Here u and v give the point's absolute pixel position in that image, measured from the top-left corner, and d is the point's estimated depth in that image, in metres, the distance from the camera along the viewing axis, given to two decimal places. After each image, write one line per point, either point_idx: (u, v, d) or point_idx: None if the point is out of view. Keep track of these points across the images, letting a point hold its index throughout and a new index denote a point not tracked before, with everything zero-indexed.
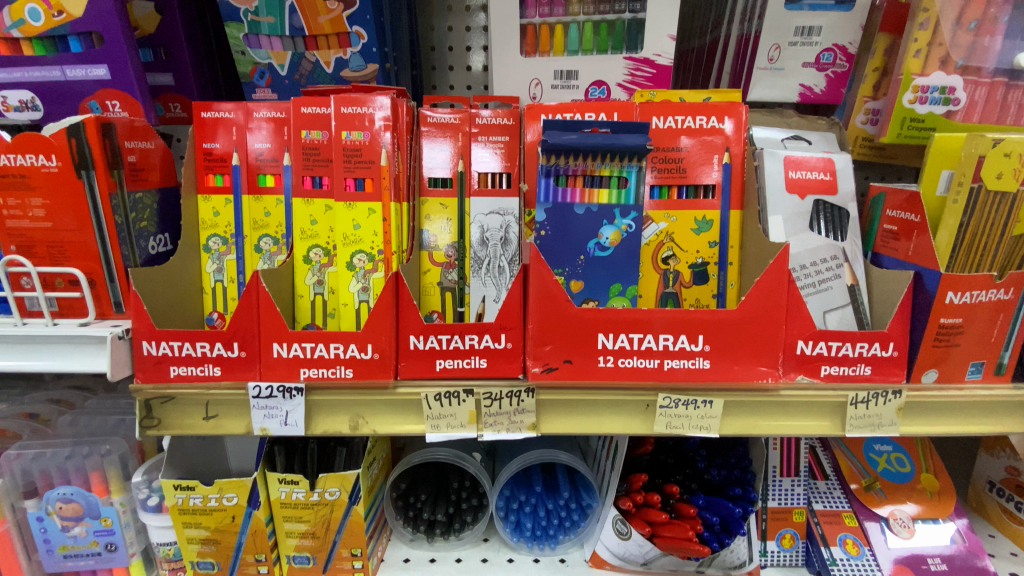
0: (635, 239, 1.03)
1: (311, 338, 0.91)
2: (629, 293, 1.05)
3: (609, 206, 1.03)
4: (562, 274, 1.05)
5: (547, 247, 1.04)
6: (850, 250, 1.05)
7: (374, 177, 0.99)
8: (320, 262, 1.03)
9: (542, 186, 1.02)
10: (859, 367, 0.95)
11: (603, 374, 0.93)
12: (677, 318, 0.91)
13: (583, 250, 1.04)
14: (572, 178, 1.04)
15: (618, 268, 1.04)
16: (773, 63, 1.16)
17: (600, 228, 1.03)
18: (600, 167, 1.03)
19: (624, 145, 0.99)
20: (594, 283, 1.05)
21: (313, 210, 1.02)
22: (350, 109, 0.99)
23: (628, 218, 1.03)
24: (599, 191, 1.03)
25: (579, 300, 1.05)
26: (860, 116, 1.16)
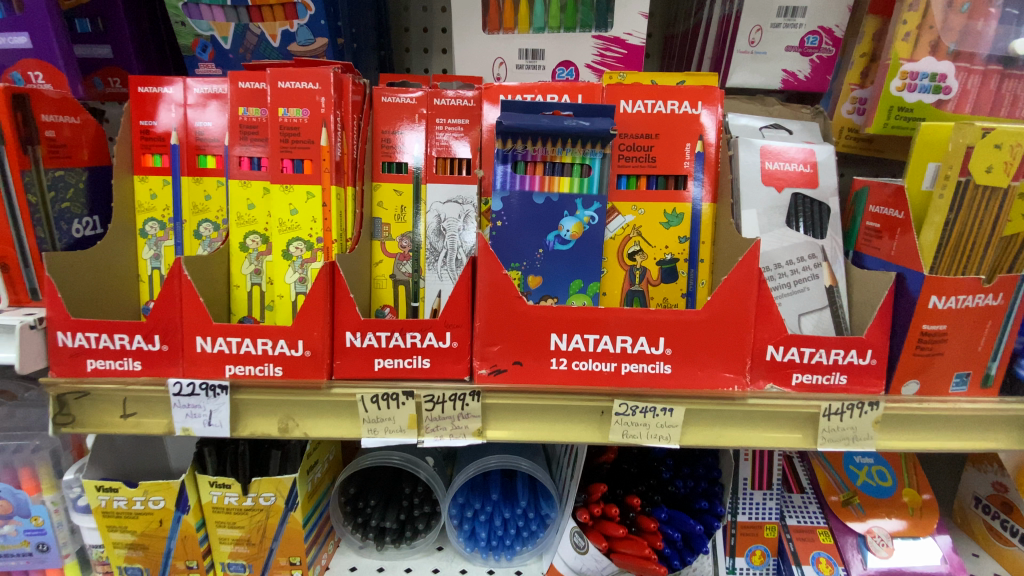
0: (598, 232, 0.96)
1: (238, 332, 0.84)
2: (591, 291, 0.97)
3: (570, 196, 0.95)
4: (518, 269, 0.97)
5: (501, 241, 0.96)
6: (830, 249, 0.97)
7: (313, 158, 0.90)
8: (257, 250, 0.96)
9: (497, 173, 0.95)
10: (834, 375, 0.88)
11: (556, 378, 0.86)
12: (635, 317, 0.84)
13: (542, 244, 0.96)
14: (531, 164, 0.96)
15: (579, 263, 0.97)
16: (754, 47, 1.07)
17: (561, 219, 0.96)
18: (561, 153, 0.95)
19: (587, 129, 0.91)
20: (554, 280, 0.97)
21: (250, 194, 0.95)
22: (288, 84, 0.90)
23: (591, 210, 0.95)
24: (560, 179, 0.95)
25: (536, 297, 0.97)
26: (846, 105, 1.07)
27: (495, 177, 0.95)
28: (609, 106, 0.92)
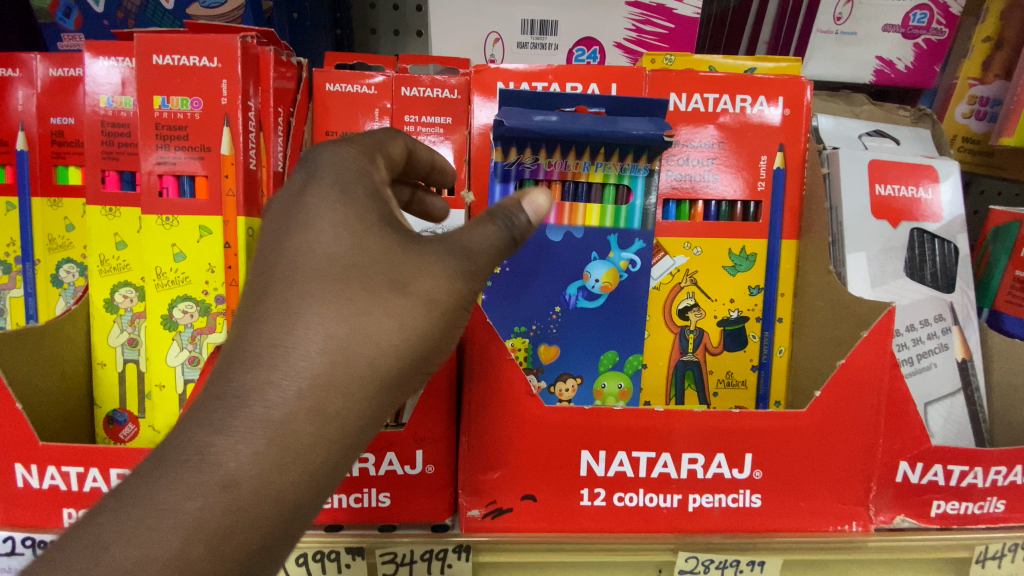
0: (640, 284, 0.66)
1: (79, 459, 0.53)
2: (630, 366, 0.67)
3: (601, 232, 0.66)
4: (525, 335, 0.66)
5: (500, 295, 0.66)
6: (961, 308, 0.69)
7: (209, 174, 0.58)
8: (132, 310, 0.64)
9: (496, 198, 0.65)
10: (988, 502, 0.61)
11: (587, 519, 0.57)
12: (707, 426, 0.55)
13: (559, 299, 0.66)
14: (545, 183, 0.65)
15: (611, 326, 0.66)
16: (841, 25, 0.80)
17: (586, 265, 0.66)
18: (588, 170, 0.65)
19: (630, 138, 0.60)
20: (575, 352, 0.67)
21: (120, 227, 0.63)
22: (167, 59, 0.58)
23: (629, 252, 0.66)
24: (586, 207, 0.66)
25: (551, 377, 0.67)
26: (961, 106, 0.81)
27: (492, 202, 0.65)
28: (657, 101, 0.62)
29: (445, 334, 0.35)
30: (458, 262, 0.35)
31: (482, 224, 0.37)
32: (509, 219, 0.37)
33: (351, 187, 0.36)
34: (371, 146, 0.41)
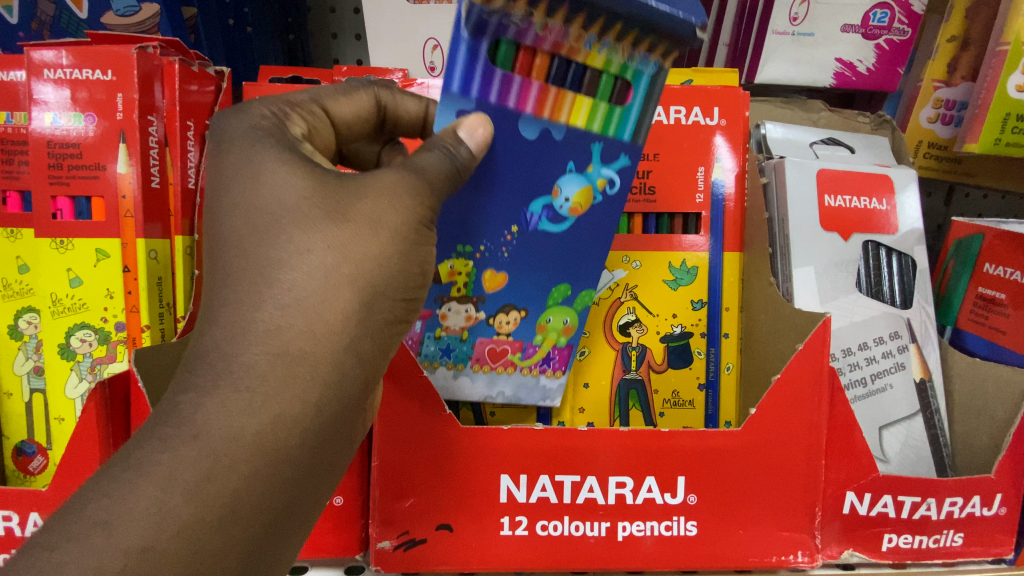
0: (613, 208, 0.51)
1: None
2: (581, 302, 0.55)
3: (583, 137, 0.47)
4: (470, 257, 0.52)
5: (448, 206, 0.49)
6: (919, 325, 0.65)
7: (105, 195, 0.56)
8: (38, 336, 0.60)
9: (456, 56, 0.43)
10: (946, 535, 0.57)
11: (507, 551, 0.52)
12: (632, 448, 0.51)
13: (517, 219, 0.50)
14: (527, 52, 0.43)
15: (567, 262, 0.53)
16: (797, 26, 0.75)
17: (558, 177, 0.49)
18: (586, 45, 0.43)
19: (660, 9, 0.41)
20: (522, 281, 0.53)
21: (22, 250, 0.60)
22: (59, 74, 0.55)
23: (611, 169, 0.49)
24: (571, 101, 0.45)
25: (492, 308, 0.54)
26: (927, 110, 0.76)
27: (450, 63, 0.43)
28: None
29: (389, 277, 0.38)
30: (397, 184, 0.39)
31: (420, 154, 0.42)
32: (449, 148, 0.42)
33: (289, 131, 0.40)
34: (292, 103, 0.45)
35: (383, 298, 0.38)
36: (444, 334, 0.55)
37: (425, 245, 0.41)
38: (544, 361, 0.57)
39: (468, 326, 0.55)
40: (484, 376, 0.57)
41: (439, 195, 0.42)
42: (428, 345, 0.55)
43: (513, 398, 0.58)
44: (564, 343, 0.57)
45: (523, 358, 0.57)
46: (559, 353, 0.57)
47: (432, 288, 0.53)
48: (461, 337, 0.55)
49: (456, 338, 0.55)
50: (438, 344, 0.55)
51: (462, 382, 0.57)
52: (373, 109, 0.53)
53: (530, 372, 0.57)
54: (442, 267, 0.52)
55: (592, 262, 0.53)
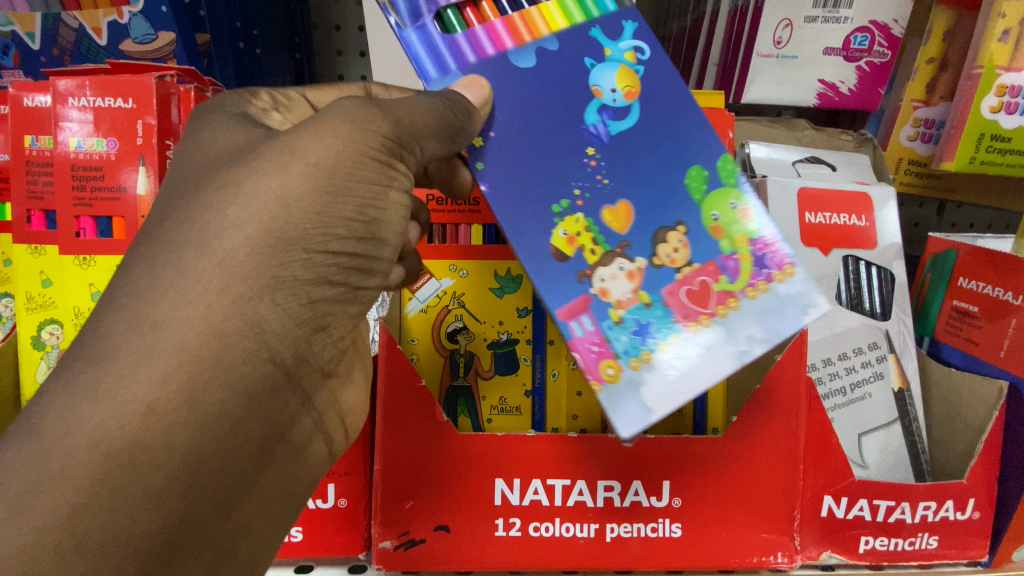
0: (658, 70, 0.53)
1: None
2: (717, 170, 0.51)
3: (576, 33, 0.52)
4: (574, 210, 0.49)
5: (502, 179, 0.49)
6: (897, 336, 0.68)
7: (125, 215, 0.59)
8: (58, 347, 0.64)
9: (415, 44, 0.50)
10: (921, 538, 0.59)
11: (502, 551, 0.55)
12: (621, 454, 0.54)
13: (587, 141, 0.50)
14: (470, 9, 0.53)
15: (665, 140, 0.51)
16: (781, 49, 0.78)
17: (590, 79, 0.51)
18: None
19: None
20: (646, 188, 0.50)
21: (44, 265, 0.63)
22: (84, 102, 0.59)
23: (627, 41, 0.53)
24: (537, 14, 0.52)
25: (642, 246, 0.49)
26: (906, 129, 0.80)
27: (416, 55, 0.50)
28: None
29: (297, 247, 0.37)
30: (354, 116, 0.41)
31: (411, 99, 0.45)
32: (442, 94, 0.45)
33: (255, 126, 0.44)
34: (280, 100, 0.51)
35: (289, 284, 0.37)
36: (623, 313, 0.48)
37: (371, 187, 0.41)
38: (755, 269, 0.49)
39: (637, 283, 0.49)
40: (704, 336, 0.47)
41: (417, 131, 0.44)
42: (616, 339, 0.47)
43: (771, 335, 0.47)
44: (756, 232, 0.50)
45: (731, 280, 0.49)
46: (763, 243, 0.50)
47: (570, 281, 0.48)
48: (644, 303, 0.48)
49: (640, 306, 0.48)
50: (627, 328, 0.47)
51: (690, 355, 0.46)
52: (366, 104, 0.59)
53: (755, 291, 0.48)
54: (554, 242, 0.48)
55: (684, 122, 0.52)
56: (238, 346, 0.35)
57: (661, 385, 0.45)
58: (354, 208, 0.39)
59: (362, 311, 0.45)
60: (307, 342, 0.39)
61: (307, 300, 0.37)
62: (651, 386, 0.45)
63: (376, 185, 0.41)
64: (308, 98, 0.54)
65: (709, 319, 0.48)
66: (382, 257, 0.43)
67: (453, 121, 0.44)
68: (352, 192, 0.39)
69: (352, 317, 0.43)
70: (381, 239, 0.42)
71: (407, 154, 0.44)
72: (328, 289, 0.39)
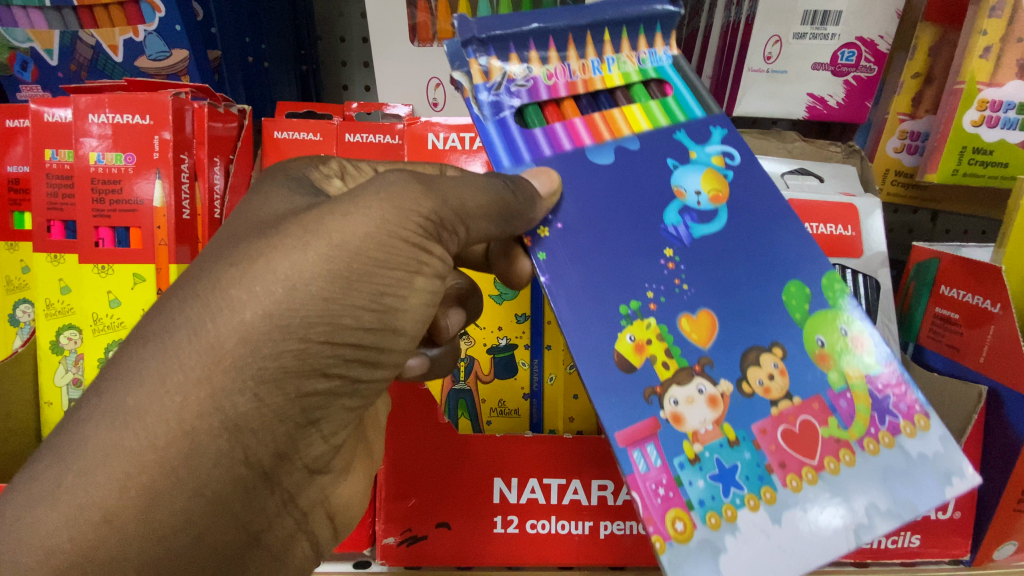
0: (748, 174, 0.52)
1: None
2: (822, 290, 0.48)
3: (659, 135, 0.52)
4: (646, 315, 0.46)
5: (564, 272, 0.46)
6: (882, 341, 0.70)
7: (142, 225, 0.63)
8: (76, 351, 0.66)
9: (491, 136, 0.50)
10: (903, 536, 0.62)
11: (501, 547, 0.58)
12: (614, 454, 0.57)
13: (666, 240, 0.48)
14: (551, 108, 0.52)
15: (759, 252, 0.49)
16: (771, 64, 0.81)
17: (674, 178, 0.50)
18: (600, 75, 0.54)
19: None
20: (733, 306, 0.47)
21: (63, 273, 0.66)
22: (103, 118, 0.62)
23: (715, 144, 0.53)
24: (622, 115, 0.53)
25: (728, 371, 0.45)
26: (893, 141, 0.83)
27: (492, 148, 0.50)
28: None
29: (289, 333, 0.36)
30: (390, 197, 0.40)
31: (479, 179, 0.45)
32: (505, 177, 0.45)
33: (303, 190, 0.45)
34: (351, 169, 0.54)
35: (276, 372, 0.36)
36: (699, 449, 0.43)
37: (383, 275, 0.39)
38: (872, 417, 0.45)
39: (721, 413, 0.44)
40: (803, 492, 0.42)
41: (474, 212, 0.44)
42: (689, 482, 0.42)
43: (891, 495, 0.43)
44: (875, 370, 0.46)
45: (845, 427, 0.45)
46: (885, 385, 0.46)
47: (637, 401, 0.44)
48: (728, 439, 0.44)
49: (722, 442, 0.44)
50: (703, 472, 0.43)
51: (787, 521, 0.41)
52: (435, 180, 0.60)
53: (873, 445, 0.44)
54: (621, 347, 0.45)
55: (780, 232, 0.50)
56: (210, 442, 0.34)
57: (745, 547, 0.41)
58: (370, 295, 0.38)
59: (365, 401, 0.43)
60: (292, 438, 0.38)
61: (297, 396, 0.37)
62: (732, 553, 0.40)
63: (403, 271, 0.39)
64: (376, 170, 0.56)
65: (813, 475, 0.43)
66: (394, 348, 0.42)
67: (512, 206, 0.43)
68: (371, 277, 0.38)
69: (350, 409, 0.42)
70: (395, 329, 0.41)
71: (446, 234, 0.43)
72: (323, 382, 0.38)
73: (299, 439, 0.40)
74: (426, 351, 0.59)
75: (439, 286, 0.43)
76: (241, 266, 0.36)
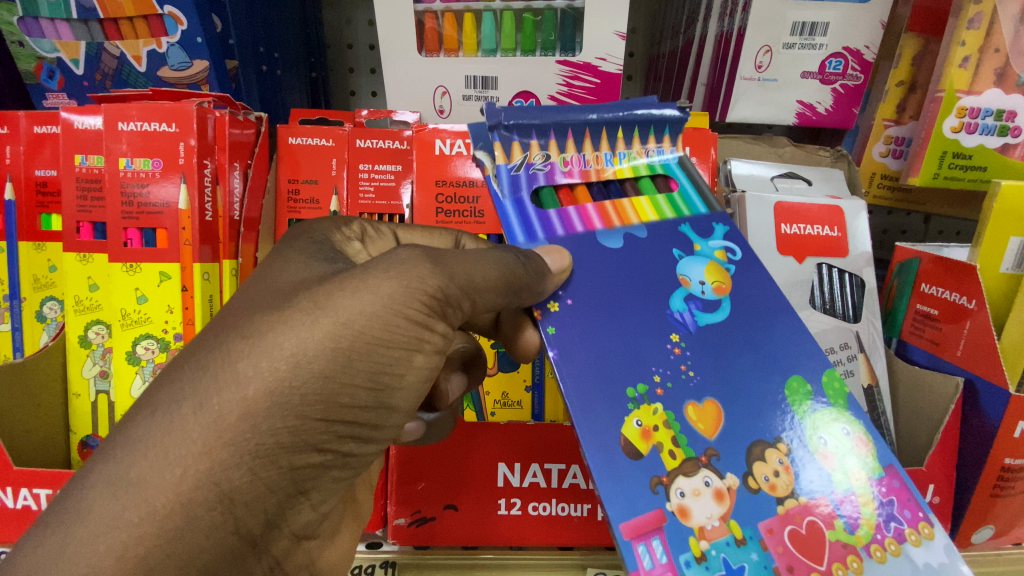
0: (748, 273, 0.55)
1: (7, 480, 0.60)
2: (826, 389, 0.50)
3: (664, 230, 0.56)
4: (653, 399, 0.47)
5: (574, 352, 0.47)
6: (867, 336, 0.74)
7: (168, 227, 0.67)
8: (103, 345, 0.70)
9: (508, 212, 0.54)
10: None
11: (505, 528, 0.62)
12: None
13: (673, 326, 0.50)
14: (565, 193, 0.58)
15: (759, 343, 0.51)
16: (762, 73, 0.85)
17: (680, 268, 0.53)
18: (610, 167, 0.59)
19: (653, 102, 0.61)
20: (738, 399, 0.48)
21: (92, 271, 0.70)
22: (132, 125, 0.66)
23: (717, 241, 0.56)
24: (630, 203, 0.57)
25: (734, 464, 0.45)
26: (878, 146, 0.87)
27: (508, 224, 0.54)
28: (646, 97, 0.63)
29: (271, 409, 0.36)
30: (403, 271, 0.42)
31: (496, 251, 0.48)
32: (521, 252, 0.47)
33: (322, 256, 0.47)
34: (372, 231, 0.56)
35: (257, 442, 0.36)
36: (706, 546, 0.42)
37: (375, 351, 0.39)
38: (878, 521, 0.44)
39: (728, 508, 0.43)
40: None
41: (482, 278, 0.45)
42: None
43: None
44: (880, 471, 0.46)
45: (851, 532, 0.44)
46: (889, 488, 0.46)
47: (642, 489, 0.43)
48: (734, 537, 0.43)
49: (729, 541, 0.42)
50: (710, 570, 0.41)
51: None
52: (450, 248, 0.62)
53: (881, 552, 0.43)
54: (627, 432, 0.45)
55: (780, 325, 0.52)
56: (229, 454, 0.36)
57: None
58: (367, 374, 0.39)
59: (358, 471, 0.43)
60: (280, 508, 0.38)
61: (286, 469, 0.37)
62: None
63: (403, 350, 0.40)
64: (394, 236, 0.59)
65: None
66: (387, 422, 0.42)
67: (522, 279, 0.45)
68: (371, 357, 0.39)
69: (338, 478, 0.42)
70: (390, 406, 0.42)
71: (451, 310, 0.44)
72: (316, 457, 0.38)
73: (288, 507, 0.39)
74: (425, 415, 0.57)
75: (438, 361, 0.45)
76: (253, 334, 0.38)
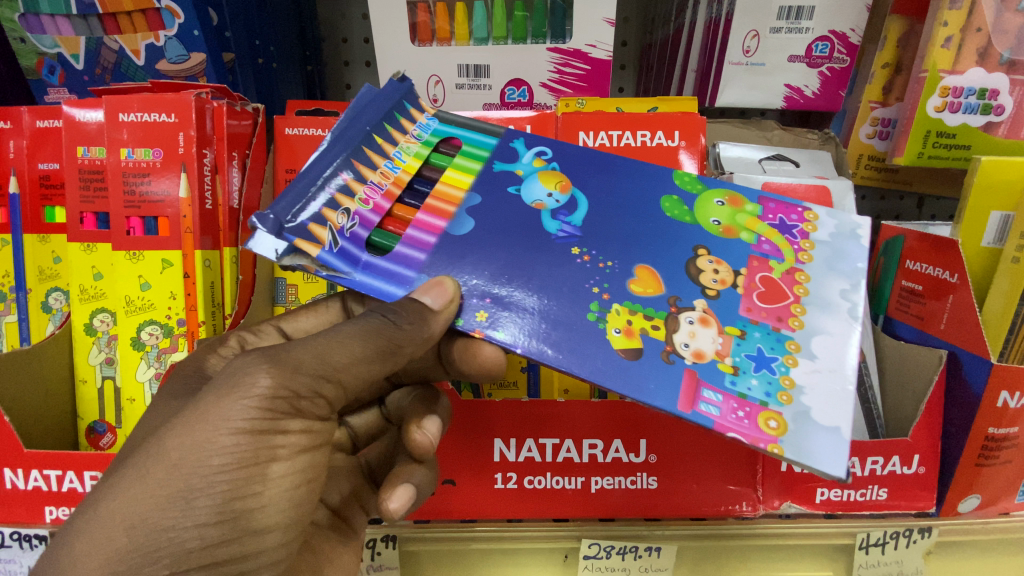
0: (565, 155, 0.57)
1: (18, 463, 0.62)
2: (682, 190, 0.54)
3: (485, 174, 0.55)
4: (608, 306, 0.46)
5: (528, 322, 0.45)
6: None
7: (169, 216, 0.69)
8: (108, 333, 0.72)
9: (368, 281, 0.48)
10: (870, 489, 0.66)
11: (499, 502, 0.64)
12: (604, 411, 0.62)
13: (567, 243, 0.50)
14: (390, 224, 0.52)
15: (624, 203, 0.53)
16: (750, 57, 0.86)
17: (526, 197, 0.53)
18: (401, 166, 0.55)
19: (376, 97, 0.59)
20: (653, 249, 0.49)
21: (96, 260, 0.72)
22: (133, 117, 0.68)
23: (526, 154, 0.57)
24: (446, 180, 0.55)
25: (684, 291, 0.47)
26: (865, 127, 0.88)
27: (376, 292, 0.48)
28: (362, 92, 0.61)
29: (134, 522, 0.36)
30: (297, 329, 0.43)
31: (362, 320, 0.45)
32: (380, 308, 0.46)
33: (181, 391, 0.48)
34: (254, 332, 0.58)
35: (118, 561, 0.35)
36: (731, 360, 0.44)
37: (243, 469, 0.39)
38: (787, 239, 0.51)
39: (716, 325, 0.45)
40: (813, 308, 0.47)
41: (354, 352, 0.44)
42: (749, 390, 0.42)
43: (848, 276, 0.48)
44: (758, 208, 0.53)
45: (782, 260, 0.49)
46: (773, 211, 0.53)
47: (663, 370, 0.43)
48: (737, 337, 0.45)
49: (737, 342, 0.45)
50: (748, 371, 0.43)
51: (821, 351, 0.44)
52: (339, 315, 0.63)
53: (807, 253, 0.50)
54: (617, 346, 0.44)
55: (622, 179, 0.55)
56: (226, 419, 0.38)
57: (823, 394, 0.42)
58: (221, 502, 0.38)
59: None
60: None
61: None
62: (816, 405, 0.42)
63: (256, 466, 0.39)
64: (280, 329, 0.60)
65: (800, 306, 0.46)
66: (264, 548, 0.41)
67: (397, 338, 0.44)
68: None
69: None
70: (256, 531, 0.40)
71: (305, 403, 0.42)
72: None
73: None
74: (413, 478, 0.57)
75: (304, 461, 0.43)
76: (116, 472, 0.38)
